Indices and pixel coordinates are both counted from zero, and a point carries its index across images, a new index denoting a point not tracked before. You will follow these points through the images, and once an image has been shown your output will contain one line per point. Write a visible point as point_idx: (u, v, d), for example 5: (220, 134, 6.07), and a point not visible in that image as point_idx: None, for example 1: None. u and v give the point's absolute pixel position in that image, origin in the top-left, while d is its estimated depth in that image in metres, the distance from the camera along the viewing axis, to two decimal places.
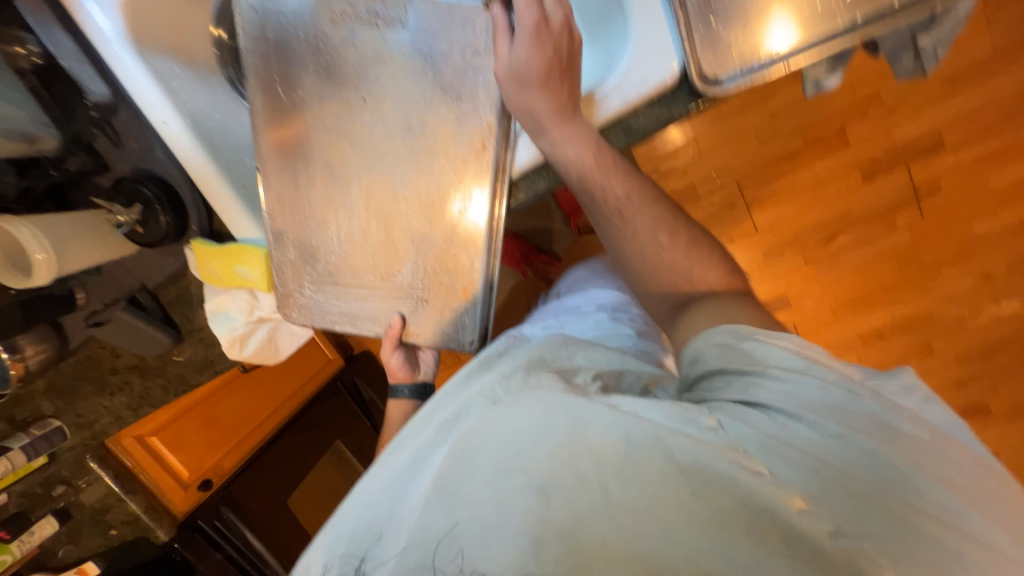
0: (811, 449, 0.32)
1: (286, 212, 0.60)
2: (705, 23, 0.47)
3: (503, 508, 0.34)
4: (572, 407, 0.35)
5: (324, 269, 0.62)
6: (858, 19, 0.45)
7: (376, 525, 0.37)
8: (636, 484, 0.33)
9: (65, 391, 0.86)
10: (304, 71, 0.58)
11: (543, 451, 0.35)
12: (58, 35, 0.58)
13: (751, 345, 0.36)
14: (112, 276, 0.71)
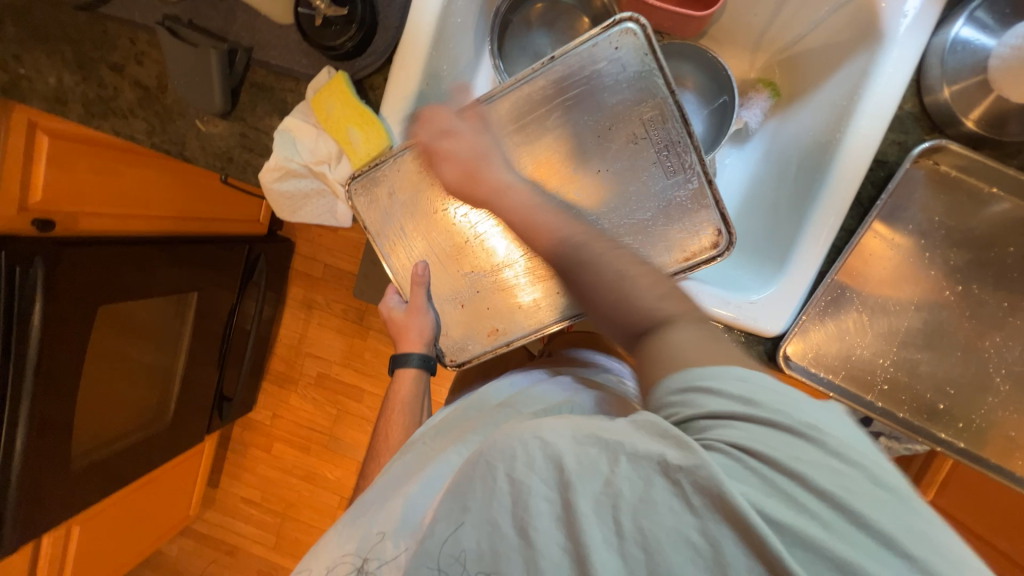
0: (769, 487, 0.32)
1: (433, 152, 0.62)
2: (811, 323, 0.60)
3: (525, 532, 0.37)
4: (581, 446, 0.37)
5: (417, 205, 0.63)
6: (877, 403, 0.61)
7: (375, 528, 0.48)
8: (660, 518, 0.33)
9: (37, 32, 0.68)
10: (581, 112, 0.59)
11: (561, 475, 0.37)
12: None
13: (701, 392, 0.37)
14: (230, 12, 0.64)
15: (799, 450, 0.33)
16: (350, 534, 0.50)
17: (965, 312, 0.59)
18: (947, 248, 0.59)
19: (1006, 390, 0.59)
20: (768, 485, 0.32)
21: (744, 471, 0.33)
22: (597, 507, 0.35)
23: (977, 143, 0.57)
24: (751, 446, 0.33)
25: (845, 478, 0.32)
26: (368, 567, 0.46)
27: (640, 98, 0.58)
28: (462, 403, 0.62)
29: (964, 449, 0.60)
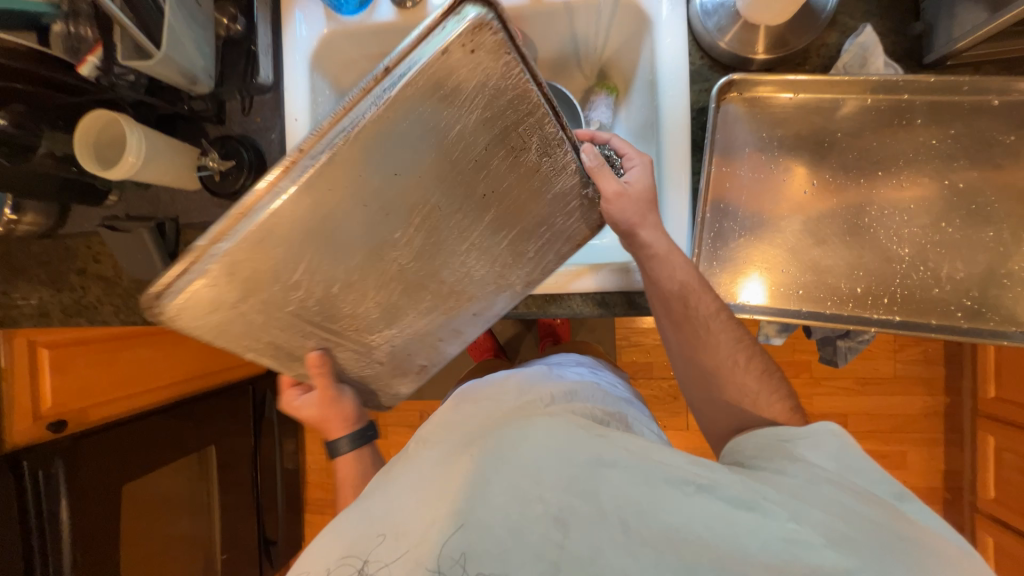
0: (826, 506, 0.41)
1: (304, 228, 0.48)
2: (709, 263, 0.65)
3: (521, 534, 0.40)
4: (579, 447, 0.44)
5: (285, 301, 0.52)
6: (803, 310, 0.63)
7: (377, 529, 0.43)
8: (674, 511, 0.40)
9: (15, 267, 0.82)
10: (424, 101, 0.44)
11: (562, 481, 0.42)
12: (263, 25, 0.72)
13: (790, 445, 0.48)
14: (154, 196, 0.78)
15: (850, 494, 0.42)
16: (343, 536, 0.44)
17: (836, 201, 0.63)
18: (791, 154, 0.64)
19: (910, 254, 0.61)
20: (828, 503, 0.41)
21: (796, 487, 0.43)
22: (594, 510, 0.41)
23: (772, 66, 0.65)
24: (813, 476, 0.44)
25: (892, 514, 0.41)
26: (368, 569, 0.41)
27: (500, 98, 0.45)
28: (446, 408, 0.55)
29: (901, 322, 0.61)
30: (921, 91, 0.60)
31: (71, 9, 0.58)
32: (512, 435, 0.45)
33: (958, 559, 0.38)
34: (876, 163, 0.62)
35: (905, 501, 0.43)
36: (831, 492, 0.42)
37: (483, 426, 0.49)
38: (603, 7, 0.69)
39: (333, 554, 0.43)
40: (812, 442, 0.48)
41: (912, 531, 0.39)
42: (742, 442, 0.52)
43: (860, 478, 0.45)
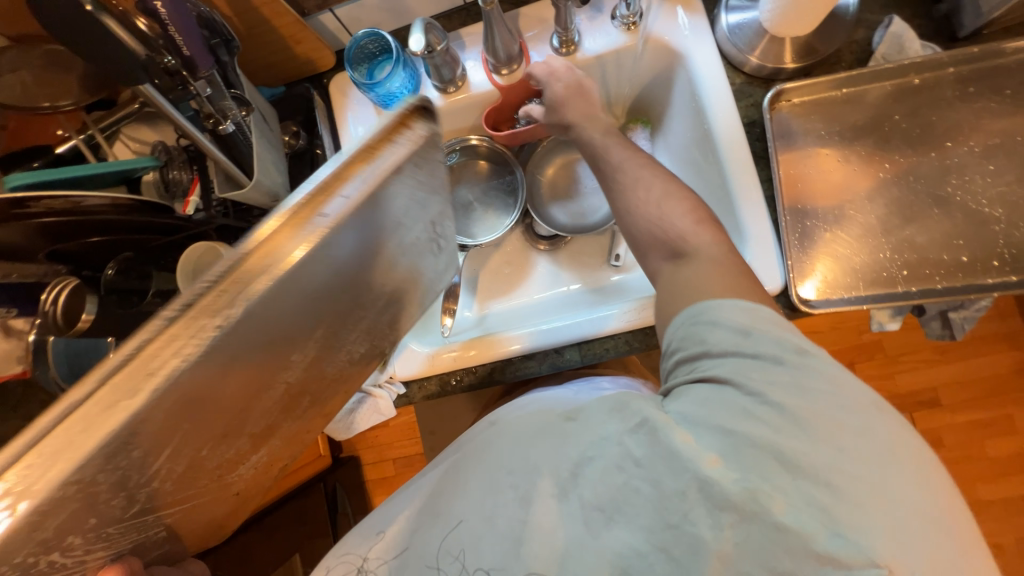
0: (739, 414, 0.39)
1: (139, 423, 0.28)
2: (802, 262, 0.65)
3: (490, 521, 0.47)
4: (549, 433, 0.50)
5: (144, 480, 0.32)
6: (914, 290, 0.62)
7: (378, 530, 0.57)
8: (611, 475, 0.42)
9: None
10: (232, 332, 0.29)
11: (525, 467, 0.48)
12: (322, 133, 0.77)
13: (705, 328, 0.45)
14: None
15: (769, 397, 0.39)
16: (359, 541, 0.57)
17: (911, 177, 0.64)
18: (854, 145, 0.65)
19: (1005, 214, 0.61)
20: (734, 409, 0.40)
21: (711, 396, 0.42)
22: (557, 489, 0.45)
23: (806, 70, 0.68)
24: (725, 375, 0.42)
25: (782, 388, 0.39)
26: (371, 565, 0.54)
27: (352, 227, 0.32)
28: (465, 434, 0.66)
29: (1018, 282, 0.60)
30: (967, 62, 0.62)
31: (167, 157, 0.65)
32: (500, 447, 0.53)
33: (850, 418, 0.38)
34: (941, 136, 0.63)
35: (810, 357, 0.41)
36: (733, 395, 0.41)
37: (461, 454, 0.59)
38: (633, 53, 0.74)
39: (338, 560, 0.56)
40: (718, 312, 0.45)
41: (807, 406, 0.38)
42: (672, 326, 0.49)
43: (771, 345, 0.42)
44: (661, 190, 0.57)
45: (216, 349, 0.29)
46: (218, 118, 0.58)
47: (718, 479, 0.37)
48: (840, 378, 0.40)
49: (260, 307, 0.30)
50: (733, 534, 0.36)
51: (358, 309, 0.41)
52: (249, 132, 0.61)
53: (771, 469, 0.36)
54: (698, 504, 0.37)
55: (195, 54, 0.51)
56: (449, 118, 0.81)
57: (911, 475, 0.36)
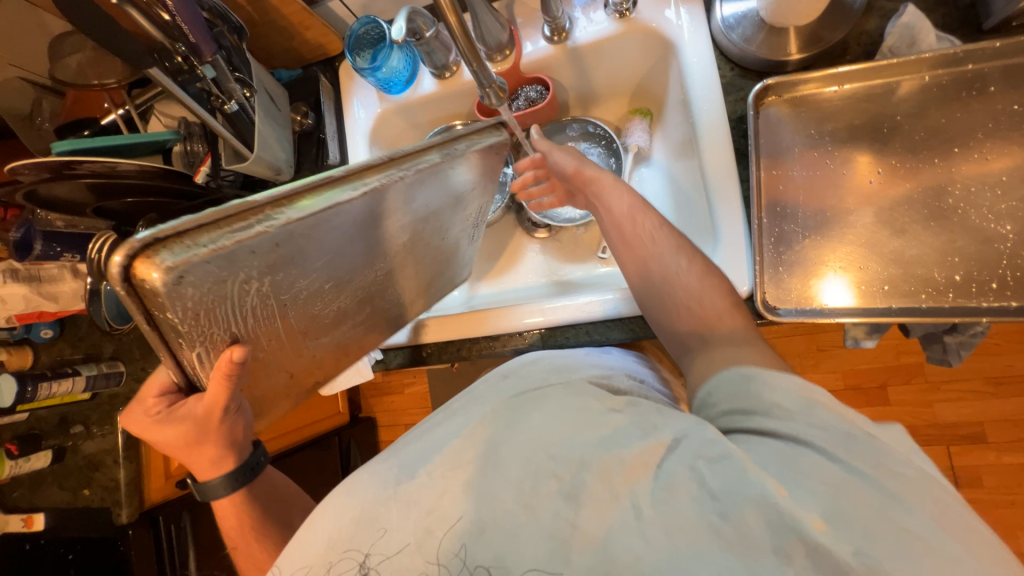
0: (832, 475, 0.36)
1: (294, 238, 0.39)
2: (775, 267, 0.62)
3: (531, 506, 0.40)
4: (595, 423, 0.45)
5: (278, 289, 0.42)
6: (893, 308, 0.57)
7: (378, 522, 0.44)
8: (681, 501, 0.37)
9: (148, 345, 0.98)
10: (359, 212, 0.43)
11: (571, 460, 0.42)
12: (329, 114, 0.83)
13: (757, 380, 0.43)
14: None
15: (849, 457, 0.36)
16: (333, 519, 0.46)
17: (907, 185, 0.59)
18: (847, 147, 0.62)
19: (1014, 231, 0.55)
20: (822, 470, 0.36)
21: (785, 448, 0.38)
22: (607, 489, 0.40)
23: (808, 62, 0.64)
24: (792, 429, 0.39)
25: (861, 453, 0.36)
26: (370, 562, 0.42)
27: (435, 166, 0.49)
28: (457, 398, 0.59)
29: (1019, 309, 0.54)
30: (987, 58, 0.56)
31: (188, 132, 0.74)
32: (524, 427, 0.46)
33: (931, 497, 0.35)
34: (949, 141, 0.58)
35: (882, 429, 0.39)
36: (810, 451, 0.37)
37: (490, 412, 0.50)
38: (626, 41, 0.73)
39: (337, 542, 0.44)
40: (771, 370, 0.44)
41: (901, 481, 0.35)
42: (721, 381, 0.47)
43: (840, 411, 0.39)
44: (670, 248, 0.60)
45: (353, 213, 0.42)
46: (224, 100, 0.65)
47: (832, 548, 0.32)
48: (914, 457, 0.37)
49: (356, 227, 0.44)
50: (799, 571, 0.33)
51: (414, 251, 0.57)
52: (252, 113, 0.69)
53: (889, 548, 0.32)
54: (803, 575, 0.33)
55: (200, 41, 0.59)
56: (444, 103, 0.84)
57: (988, 561, 0.33)
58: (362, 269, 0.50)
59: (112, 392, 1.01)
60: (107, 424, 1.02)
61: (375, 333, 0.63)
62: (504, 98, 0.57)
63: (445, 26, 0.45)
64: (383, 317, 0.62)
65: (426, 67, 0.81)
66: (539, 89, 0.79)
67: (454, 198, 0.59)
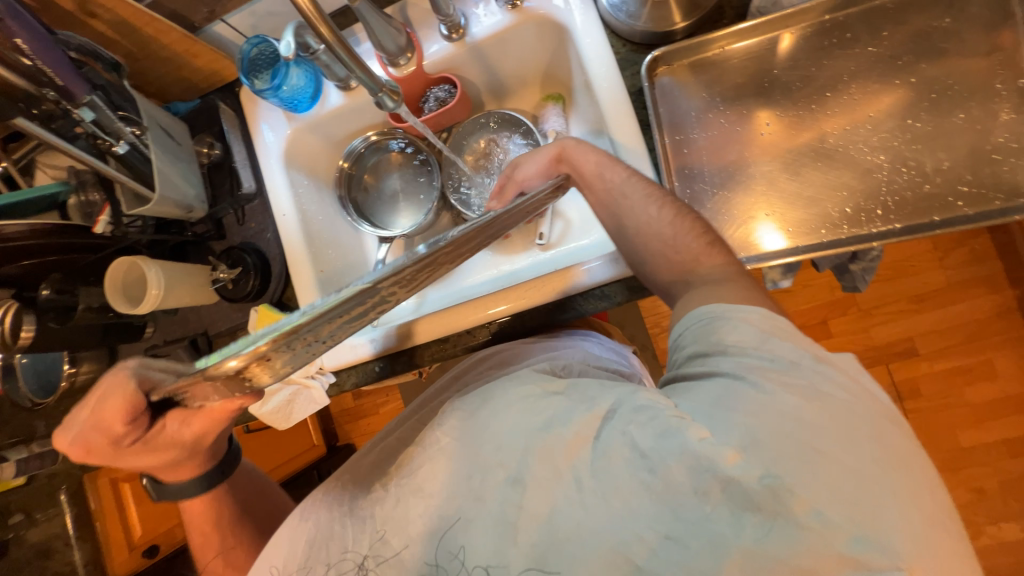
0: (756, 409, 0.39)
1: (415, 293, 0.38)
2: None
3: (484, 497, 0.47)
4: (540, 410, 0.49)
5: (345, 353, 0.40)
6: (799, 246, 0.62)
7: (367, 533, 0.52)
8: (615, 464, 0.42)
9: None
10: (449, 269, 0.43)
11: (519, 447, 0.47)
12: (237, 142, 0.80)
13: (718, 328, 0.45)
14: (184, 318, 0.84)
15: (779, 392, 0.39)
16: (318, 532, 0.54)
17: (795, 132, 0.64)
18: (737, 105, 0.66)
19: (887, 160, 0.60)
20: (751, 407, 0.39)
21: (723, 390, 0.41)
22: (547, 468, 0.44)
23: (692, 30, 0.67)
24: (737, 371, 0.42)
25: (799, 391, 0.39)
26: (366, 565, 0.50)
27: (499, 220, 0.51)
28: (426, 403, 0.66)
29: (902, 229, 0.59)
30: (841, 7, 0.61)
31: (80, 181, 0.69)
32: (484, 424, 0.51)
33: (851, 422, 0.38)
34: (822, 87, 0.63)
35: (824, 362, 0.42)
36: (745, 387, 0.40)
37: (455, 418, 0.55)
38: (523, 31, 0.74)
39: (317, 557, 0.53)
40: (736, 314, 0.45)
41: (811, 404, 0.38)
42: (684, 325, 0.48)
43: (788, 351, 0.42)
44: (648, 206, 0.58)
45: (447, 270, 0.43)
46: (112, 141, 0.61)
47: (740, 476, 0.36)
48: (850, 382, 0.41)
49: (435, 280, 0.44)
50: (717, 505, 0.37)
51: None
52: (147, 150, 0.65)
53: (801, 470, 0.36)
54: (720, 505, 0.37)
55: (68, 84, 0.55)
56: (356, 115, 0.83)
57: (897, 472, 0.36)
58: None
59: (52, 470, 0.94)
60: (51, 506, 0.94)
61: None
62: (400, 102, 0.57)
63: (322, 38, 0.45)
64: None
65: (330, 81, 0.79)
66: (448, 88, 0.79)
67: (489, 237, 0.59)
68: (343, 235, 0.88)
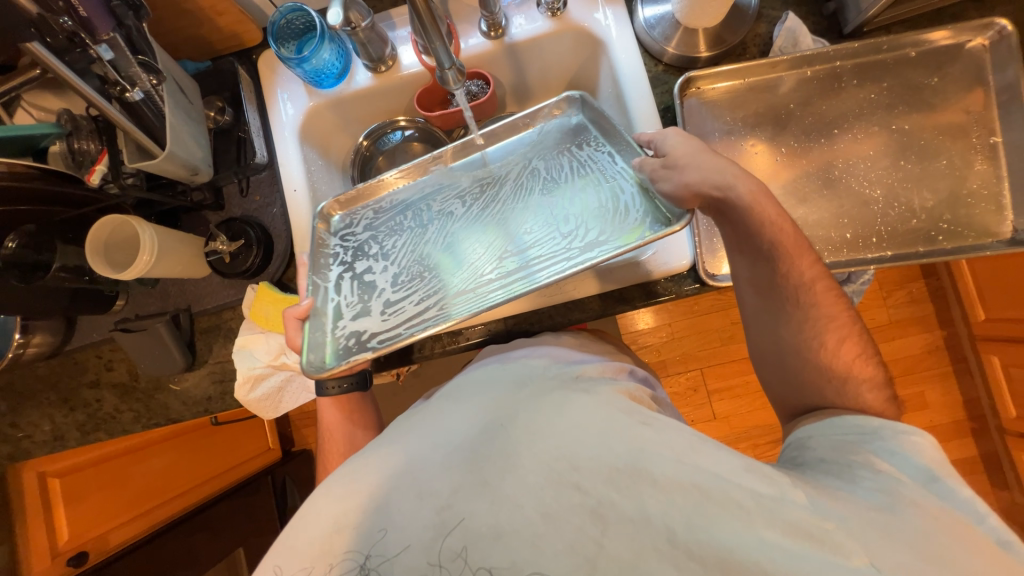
0: (910, 535, 0.39)
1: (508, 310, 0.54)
2: (708, 241, 0.72)
3: (550, 517, 0.41)
4: (633, 436, 0.45)
5: (402, 295, 0.64)
6: None
7: (377, 524, 0.43)
8: (728, 530, 0.39)
9: (20, 395, 0.79)
10: (517, 273, 0.63)
11: (601, 474, 0.42)
12: (251, 110, 0.76)
13: (874, 442, 0.48)
14: (164, 291, 0.76)
15: (939, 535, 0.39)
16: (338, 503, 0.45)
17: (804, 162, 0.70)
18: (755, 131, 0.71)
19: (881, 194, 0.68)
20: (910, 541, 0.38)
21: (875, 509, 0.41)
22: (637, 505, 0.41)
23: (718, 59, 0.72)
24: (885, 489, 0.43)
25: (948, 537, 0.39)
26: (371, 564, 0.42)
27: (586, 212, 0.65)
28: (467, 381, 0.58)
29: (893, 256, 0.66)
30: (849, 57, 0.69)
31: (74, 126, 0.62)
32: (556, 436, 0.45)
33: None
34: (830, 124, 0.70)
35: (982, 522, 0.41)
36: (899, 516, 0.40)
37: (501, 400, 0.52)
38: (560, 39, 0.77)
39: (330, 551, 0.43)
40: (897, 445, 0.47)
41: (973, 556, 0.38)
42: (820, 430, 0.51)
43: (947, 501, 0.42)
44: (825, 314, 0.55)
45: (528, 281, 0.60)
46: (126, 87, 0.56)
47: None
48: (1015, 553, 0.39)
49: (509, 272, 0.63)
50: None
51: (507, 194, 0.70)
52: (161, 102, 0.61)
53: None
54: None
55: (93, 16, 0.50)
56: (381, 99, 0.81)
57: None
58: (457, 233, 0.68)
59: None
60: None
61: (425, 182, 0.73)
62: (462, 84, 0.57)
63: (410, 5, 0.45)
64: (452, 188, 0.72)
65: (360, 60, 0.78)
66: (480, 84, 0.80)
67: (575, 170, 0.68)
68: None
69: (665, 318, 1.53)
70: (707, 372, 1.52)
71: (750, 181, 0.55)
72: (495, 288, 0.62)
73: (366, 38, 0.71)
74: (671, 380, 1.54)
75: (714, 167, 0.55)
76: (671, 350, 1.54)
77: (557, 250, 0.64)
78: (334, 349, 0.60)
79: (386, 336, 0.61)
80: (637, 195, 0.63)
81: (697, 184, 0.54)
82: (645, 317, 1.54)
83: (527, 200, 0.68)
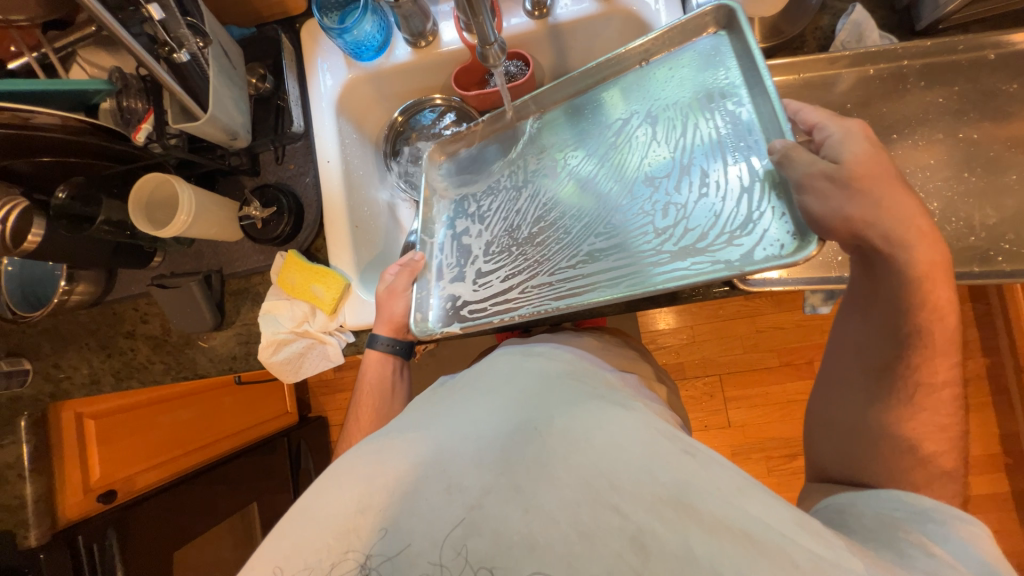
0: None
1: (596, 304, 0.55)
2: None
3: (588, 537, 0.39)
4: (679, 464, 0.43)
5: (495, 263, 0.67)
6: None
7: (378, 523, 0.44)
8: None
9: (63, 339, 0.84)
10: (604, 252, 0.60)
11: (644, 500, 0.41)
12: (291, 80, 0.76)
13: (925, 525, 0.43)
14: (198, 252, 0.79)
15: None
16: (363, 485, 0.47)
17: None
18: None
19: (939, 208, 0.63)
20: None
21: None
22: (681, 541, 0.38)
23: (772, 51, 0.68)
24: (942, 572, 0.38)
25: None
26: (371, 563, 0.43)
27: (691, 173, 0.58)
28: (492, 372, 0.58)
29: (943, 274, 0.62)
30: (918, 56, 0.63)
31: (125, 84, 0.63)
32: (597, 449, 0.45)
33: None
34: (888, 129, 0.66)
35: None
36: None
37: (530, 398, 0.51)
38: (606, 22, 0.74)
39: (336, 545, 0.45)
40: (951, 530, 0.42)
41: None
42: (861, 500, 0.48)
43: None
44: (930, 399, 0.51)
45: (617, 261, 0.59)
46: (174, 47, 0.57)
47: None
48: None
49: (599, 245, 0.61)
50: None
51: (603, 151, 0.66)
52: (206, 66, 0.61)
53: None
54: None
55: None
56: (419, 75, 0.81)
57: None
58: (550, 200, 0.67)
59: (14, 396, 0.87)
60: (7, 435, 0.87)
61: (521, 144, 0.72)
62: (500, 62, 0.55)
63: None
64: (548, 147, 0.70)
65: (400, 34, 0.77)
66: (520, 65, 0.78)
67: (683, 111, 0.61)
68: (379, 193, 0.85)
69: (687, 320, 1.50)
70: (726, 379, 1.48)
71: (930, 244, 0.48)
72: (585, 274, 0.60)
73: (409, 13, 0.71)
74: (687, 384, 1.50)
75: (887, 215, 0.48)
76: (691, 353, 1.50)
77: (652, 216, 0.59)
78: (436, 313, 0.66)
79: (481, 302, 0.65)
80: (764, 182, 0.52)
81: (857, 221, 0.47)
82: (667, 318, 1.51)
83: (634, 169, 0.62)
